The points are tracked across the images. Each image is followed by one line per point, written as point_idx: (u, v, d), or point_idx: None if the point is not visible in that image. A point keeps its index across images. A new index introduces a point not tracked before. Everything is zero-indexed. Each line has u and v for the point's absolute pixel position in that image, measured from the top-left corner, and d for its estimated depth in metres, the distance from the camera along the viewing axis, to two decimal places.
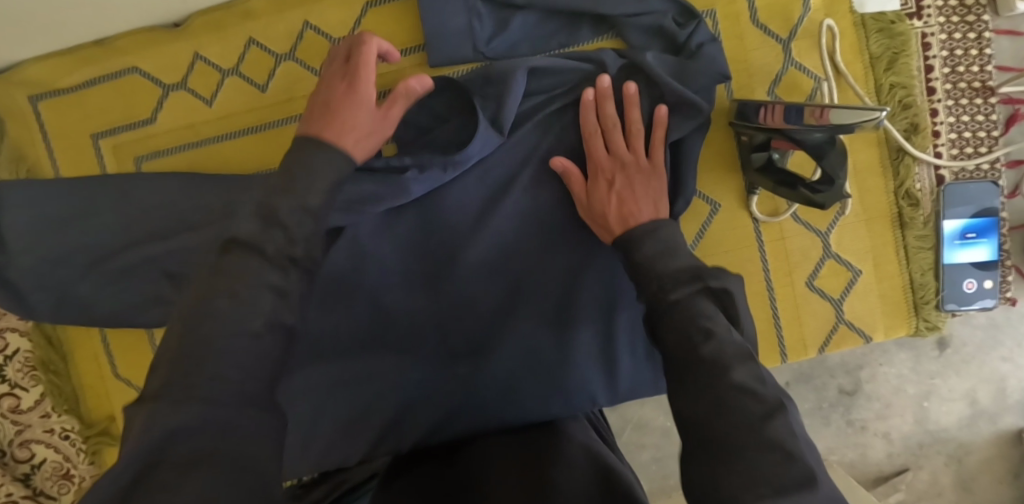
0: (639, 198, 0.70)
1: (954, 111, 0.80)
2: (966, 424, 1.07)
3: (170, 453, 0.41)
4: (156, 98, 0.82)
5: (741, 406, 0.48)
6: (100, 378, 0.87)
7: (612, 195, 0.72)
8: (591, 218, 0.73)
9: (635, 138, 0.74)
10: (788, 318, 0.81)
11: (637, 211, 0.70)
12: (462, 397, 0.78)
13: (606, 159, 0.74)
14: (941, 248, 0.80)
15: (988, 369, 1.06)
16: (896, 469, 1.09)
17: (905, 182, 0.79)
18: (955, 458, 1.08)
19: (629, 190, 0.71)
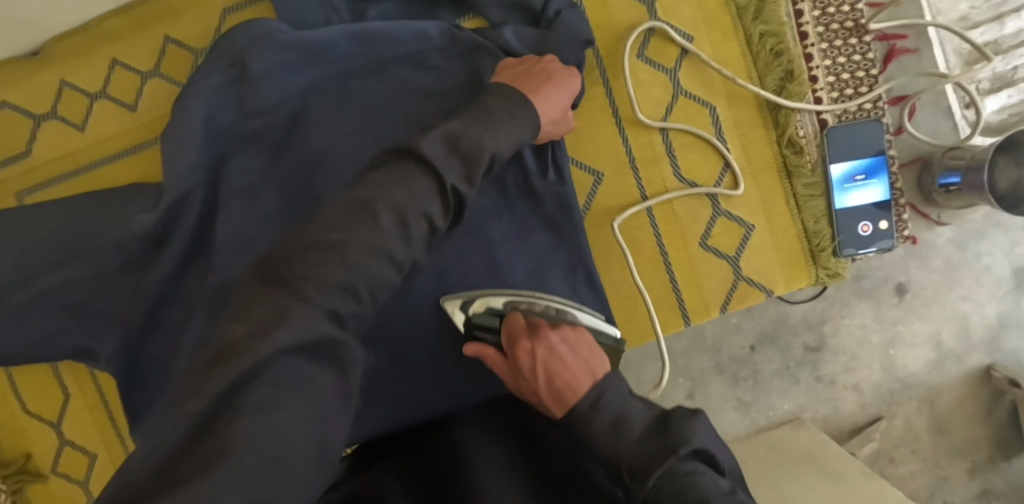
0: (571, 363, 0.60)
1: (830, 54, 0.78)
2: (934, 368, 1.07)
3: (270, 370, 0.42)
4: (29, 130, 0.81)
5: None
6: (11, 417, 0.86)
7: (537, 362, 0.61)
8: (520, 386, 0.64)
9: (523, 357, 0.63)
10: (687, 280, 0.80)
11: (572, 387, 0.58)
12: (394, 391, 0.76)
13: (528, 358, 0.62)
14: (831, 194, 0.79)
15: (950, 310, 1.06)
16: (870, 419, 1.08)
17: (785, 130, 0.78)
18: (928, 403, 1.07)
19: (558, 360, 0.61)
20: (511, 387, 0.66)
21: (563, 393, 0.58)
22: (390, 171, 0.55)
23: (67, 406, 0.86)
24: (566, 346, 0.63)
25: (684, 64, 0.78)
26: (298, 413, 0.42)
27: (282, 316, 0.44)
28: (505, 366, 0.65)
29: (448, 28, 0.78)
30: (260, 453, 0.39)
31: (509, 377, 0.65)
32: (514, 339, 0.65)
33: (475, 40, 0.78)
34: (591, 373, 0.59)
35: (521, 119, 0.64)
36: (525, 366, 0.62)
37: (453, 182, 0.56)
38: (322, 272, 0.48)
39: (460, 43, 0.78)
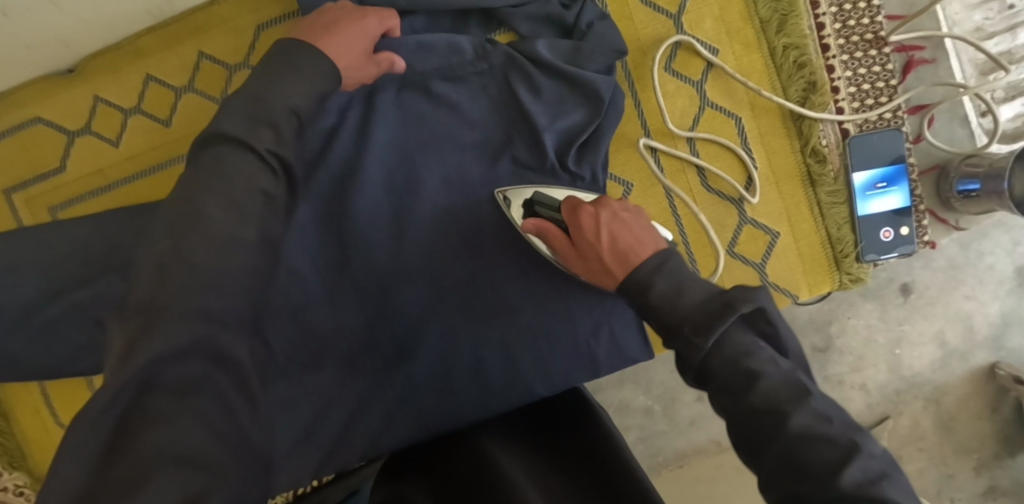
0: (632, 231, 0.64)
1: (850, 65, 0.80)
2: (939, 366, 1.09)
3: (165, 377, 0.43)
4: (62, 146, 0.82)
5: (820, 457, 0.45)
6: (44, 431, 0.87)
7: (601, 232, 0.65)
8: (574, 254, 0.70)
9: (583, 222, 0.67)
10: (715, 287, 0.81)
11: (631, 250, 0.61)
12: (431, 394, 0.78)
13: (591, 224, 0.66)
14: (854, 201, 0.81)
15: (954, 308, 1.08)
16: (877, 419, 1.10)
17: (809, 140, 0.80)
18: (934, 401, 1.09)
19: (622, 227, 0.65)
20: (577, 265, 0.71)
21: (628, 250, 0.61)
22: (207, 163, 0.55)
23: None
24: (627, 217, 0.66)
25: (710, 77, 0.80)
26: (203, 409, 0.43)
27: (156, 327, 0.45)
28: (568, 245, 0.71)
29: (480, 43, 0.79)
30: (169, 454, 0.40)
31: (573, 255, 0.70)
32: (572, 210, 0.69)
33: (506, 53, 0.79)
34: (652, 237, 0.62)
35: (308, 68, 0.63)
36: (586, 228, 0.67)
37: (267, 147, 0.57)
38: (210, 291, 0.48)
39: (490, 58, 0.79)
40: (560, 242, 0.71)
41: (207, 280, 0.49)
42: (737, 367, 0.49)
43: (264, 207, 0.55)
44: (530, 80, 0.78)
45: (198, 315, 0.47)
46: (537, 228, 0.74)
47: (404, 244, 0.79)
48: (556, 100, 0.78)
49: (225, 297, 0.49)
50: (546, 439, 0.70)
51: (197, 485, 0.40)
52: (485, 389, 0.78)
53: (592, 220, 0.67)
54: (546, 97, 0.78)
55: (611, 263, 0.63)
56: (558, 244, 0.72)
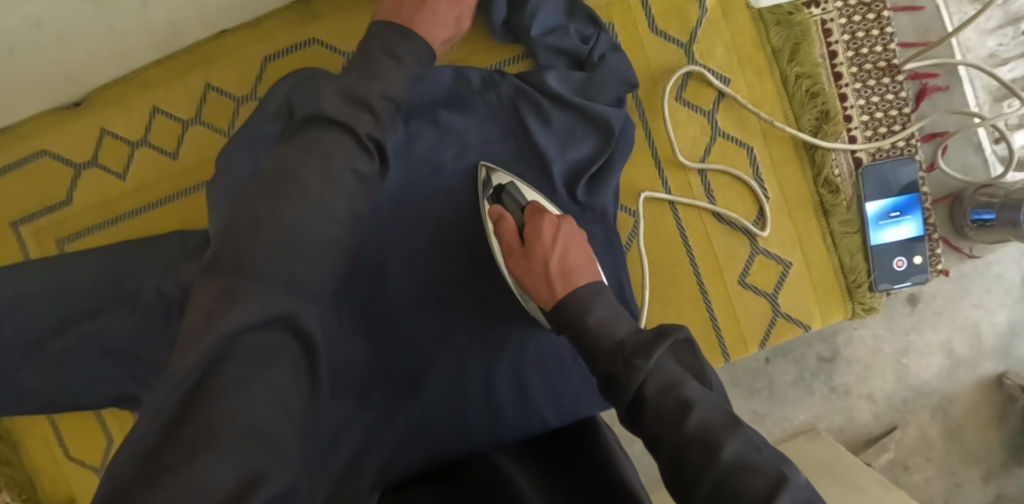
0: (578, 255, 0.69)
1: (864, 93, 0.80)
2: (946, 376, 1.08)
3: (240, 347, 0.47)
4: (69, 178, 0.82)
5: (746, 484, 0.50)
6: (54, 461, 0.87)
7: (556, 245, 0.70)
8: (513, 255, 0.72)
9: (544, 231, 0.71)
10: (725, 316, 0.81)
11: (577, 270, 0.68)
12: (442, 422, 0.77)
13: (548, 235, 0.70)
14: (867, 230, 0.80)
15: (961, 318, 1.07)
16: (885, 429, 1.09)
17: (822, 170, 0.79)
18: (941, 410, 1.09)
19: (575, 250, 0.70)
20: (515, 267, 0.71)
21: (572, 273, 0.67)
22: (300, 141, 0.56)
23: (109, 453, 0.87)
24: (576, 239, 0.71)
25: (721, 106, 0.79)
26: (274, 382, 0.48)
27: (238, 294, 0.48)
28: (517, 250, 0.71)
29: (489, 73, 0.79)
30: (238, 427, 0.44)
31: (518, 254, 0.71)
32: (538, 214, 0.71)
33: (516, 84, 0.78)
34: (591, 264, 0.70)
35: (413, 54, 0.65)
36: (546, 236, 0.70)
37: (368, 131, 0.58)
38: (293, 257, 0.52)
39: (500, 89, 0.79)
40: (508, 238, 0.72)
41: (297, 250, 0.52)
42: (669, 396, 0.55)
43: (356, 184, 0.57)
44: (540, 112, 0.77)
45: (281, 281, 0.51)
46: (494, 221, 0.74)
47: (417, 271, 0.78)
48: (564, 131, 0.77)
49: (306, 264, 0.52)
50: (556, 455, 0.74)
51: (253, 467, 0.44)
52: (495, 419, 0.78)
53: (548, 233, 0.71)
54: (556, 128, 0.77)
55: (554, 278, 0.68)
56: (504, 243, 0.73)
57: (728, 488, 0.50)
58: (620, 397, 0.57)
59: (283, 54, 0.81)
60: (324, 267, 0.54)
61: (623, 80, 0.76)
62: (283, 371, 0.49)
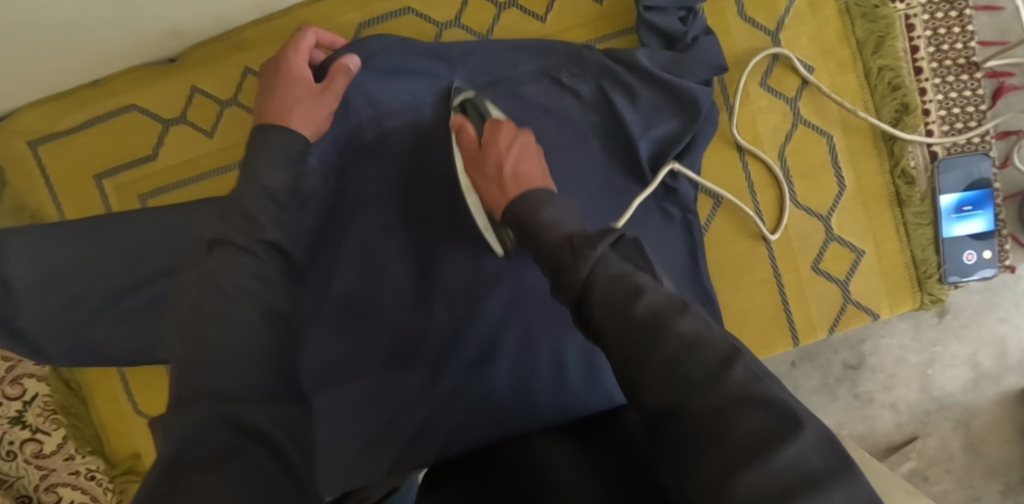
0: (527, 160, 0.74)
1: (942, 88, 0.82)
2: (970, 388, 1.11)
3: (190, 452, 0.47)
4: (156, 134, 0.83)
5: (696, 362, 0.46)
6: (121, 418, 0.88)
7: (509, 151, 0.74)
8: (471, 161, 0.76)
9: (501, 137, 0.75)
10: (796, 302, 0.82)
11: (528, 176, 0.73)
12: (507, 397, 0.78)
13: (502, 141, 0.75)
14: (940, 222, 0.82)
15: (987, 331, 1.10)
16: (906, 438, 1.12)
17: (899, 161, 0.81)
18: (963, 423, 1.10)
19: (526, 157, 0.74)
20: (473, 169, 0.76)
21: (520, 174, 0.72)
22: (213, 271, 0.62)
23: None
24: (529, 147, 0.75)
25: (804, 94, 0.81)
26: (243, 466, 0.47)
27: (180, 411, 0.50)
28: (474, 153, 0.76)
29: (576, 47, 0.79)
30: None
31: (477, 160, 0.76)
32: (496, 123, 0.76)
33: (602, 62, 0.79)
34: (541, 170, 0.74)
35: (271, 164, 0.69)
36: (501, 142, 0.75)
37: (252, 239, 0.64)
38: (224, 369, 0.55)
39: (586, 65, 0.80)
40: (469, 144, 0.77)
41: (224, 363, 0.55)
42: (616, 286, 0.52)
43: (261, 288, 0.63)
44: (628, 89, 0.79)
45: (220, 395, 0.53)
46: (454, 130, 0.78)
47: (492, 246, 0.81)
48: (649, 109, 0.78)
49: (237, 369, 0.55)
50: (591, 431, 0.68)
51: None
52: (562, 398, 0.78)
53: (501, 141, 0.75)
54: (643, 107, 0.79)
55: (507, 181, 0.73)
56: (462, 150, 0.77)
57: (674, 365, 0.46)
58: (573, 284, 0.56)
59: (376, 20, 0.82)
60: (250, 369, 0.56)
61: (714, 65, 0.77)
62: (248, 460, 0.48)
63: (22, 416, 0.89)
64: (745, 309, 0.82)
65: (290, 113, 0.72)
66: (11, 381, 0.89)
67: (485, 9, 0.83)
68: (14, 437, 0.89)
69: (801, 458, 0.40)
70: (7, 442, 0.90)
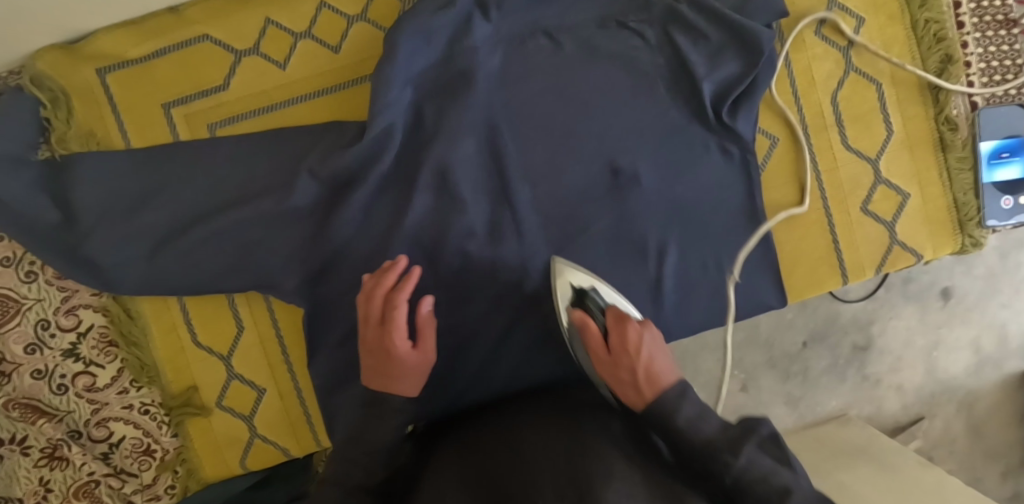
0: (657, 352, 0.68)
1: (982, 42, 0.86)
2: (974, 371, 1.20)
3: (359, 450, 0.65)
4: (227, 64, 0.85)
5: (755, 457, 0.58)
6: (179, 350, 0.89)
7: (641, 350, 0.67)
8: (607, 374, 0.69)
9: (630, 336, 0.69)
10: (846, 241, 0.86)
11: (663, 374, 0.66)
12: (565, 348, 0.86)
13: (631, 333, 0.69)
14: (979, 168, 0.86)
15: (989, 317, 1.19)
16: (912, 418, 1.20)
17: (944, 109, 0.85)
18: (967, 405, 1.20)
19: (657, 351, 0.68)
20: (606, 375, 0.69)
21: (656, 377, 0.66)
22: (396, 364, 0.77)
23: (239, 340, 0.89)
24: (654, 338, 0.70)
25: (856, 42, 0.85)
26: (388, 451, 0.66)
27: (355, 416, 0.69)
28: (603, 357, 0.69)
29: None
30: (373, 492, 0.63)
31: (605, 362, 0.69)
32: (622, 321, 0.70)
33: (670, 6, 0.82)
34: (670, 359, 0.68)
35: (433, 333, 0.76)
36: (631, 343, 0.68)
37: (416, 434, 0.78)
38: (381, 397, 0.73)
39: (653, 9, 0.82)
40: (596, 349, 0.70)
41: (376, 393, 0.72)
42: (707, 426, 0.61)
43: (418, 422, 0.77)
44: (695, 32, 0.81)
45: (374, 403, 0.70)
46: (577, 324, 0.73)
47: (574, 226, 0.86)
48: (715, 50, 0.81)
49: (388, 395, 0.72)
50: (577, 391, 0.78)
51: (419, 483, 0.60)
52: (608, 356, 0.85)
53: (624, 343, 0.68)
54: (709, 48, 0.82)
55: (642, 388, 0.66)
56: (590, 352, 0.71)
57: (714, 459, 0.59)
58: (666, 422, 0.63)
59: None
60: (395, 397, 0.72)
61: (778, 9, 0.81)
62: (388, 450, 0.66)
63: (76, 349, 0.89)
64: (798, 249, 0.86)
65: (397, 375, 0.70)
66: (65, 312, 0.89)
67: None
68: (66, 370, 0.89)
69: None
70: (58, 376, 0.89)
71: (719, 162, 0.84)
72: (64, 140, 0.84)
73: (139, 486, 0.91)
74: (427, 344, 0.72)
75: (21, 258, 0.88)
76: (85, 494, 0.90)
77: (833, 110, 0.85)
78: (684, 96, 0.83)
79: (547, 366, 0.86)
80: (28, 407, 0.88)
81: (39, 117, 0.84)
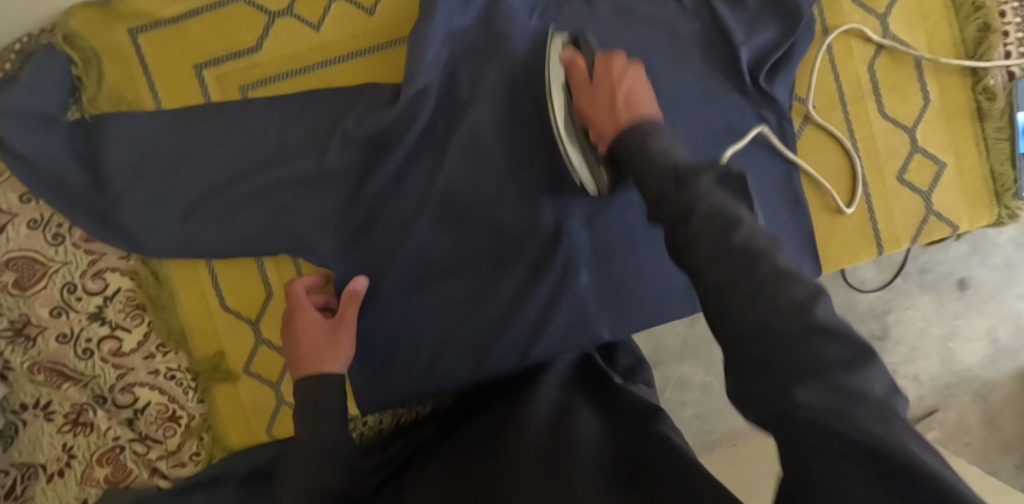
0: (635, 86, 0.74)
1: (1021, 12, 0.85)
2: (989, 362, 1.21)
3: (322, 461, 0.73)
4: (261, 26, 0.84)
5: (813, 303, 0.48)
6: (207, 314, 0.89)
7: (622, 79, 0.74)
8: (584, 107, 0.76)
9: (613, 67, 0.75)
10: (883, 212, 0.86)
11: (643, 103, 0.72)
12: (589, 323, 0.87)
13: (619, 65, 0.75)
14: (1016, 139, 0.85)
15: (1006, 307, 1.20)
16: (927, 410, 1.21)
17: (982, 79, 0.85)
18: (982, 397, 1.21)
19: (637, 84, 0.74)
20: (580, 98, 0.76)
21: (632, 101, 0.72)
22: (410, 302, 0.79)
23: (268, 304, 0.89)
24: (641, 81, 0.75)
25: (893, 10, 0.84)
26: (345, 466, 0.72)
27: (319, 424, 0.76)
28: (585, 83, 0.76)
29: None
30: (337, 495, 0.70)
31: (585, 87, 0.76)
32: (609, 56, 0.76)
33: None
34: (650, 99, 0.74)
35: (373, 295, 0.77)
36: (614, 72, 0.74)
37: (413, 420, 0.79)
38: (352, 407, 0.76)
39: None
40: (580, 80, 0.76)
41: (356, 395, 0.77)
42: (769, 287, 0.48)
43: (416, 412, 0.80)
44: None
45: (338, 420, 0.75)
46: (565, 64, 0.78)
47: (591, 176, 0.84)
48: (752, 15, 0.81)
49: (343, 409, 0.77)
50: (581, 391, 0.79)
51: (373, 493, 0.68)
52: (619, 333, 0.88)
53: (606, 74, 0.75)
54: (746, 13, 0.82)
55: (617, 109, 0.72)
56: (574, 82, 0.77)
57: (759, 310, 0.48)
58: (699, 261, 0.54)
59: None
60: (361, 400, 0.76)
61: None
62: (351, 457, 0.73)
63: (102, 312, 0.88)
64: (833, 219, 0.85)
65: (319, 353, 0.78)
66: (92, 275, 0.87)
67: None
68: (91, 333, 0.88)
69: (863, 387, 0.43)
70: (84, 340, 0.88)
71: (755, 129, 0.83)
72: (95, 100, 0.83)
73: (165, 452, 0.90)
74: (346, 315, 0.80)
75: (49, 220, 0.86)
76: (110, 460, 0.88)
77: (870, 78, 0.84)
78: (719, 62, 0.83)
79: (577, 331, 0.86)
80: (54, 371, 0.87)
81: (70, 76, 0.83)
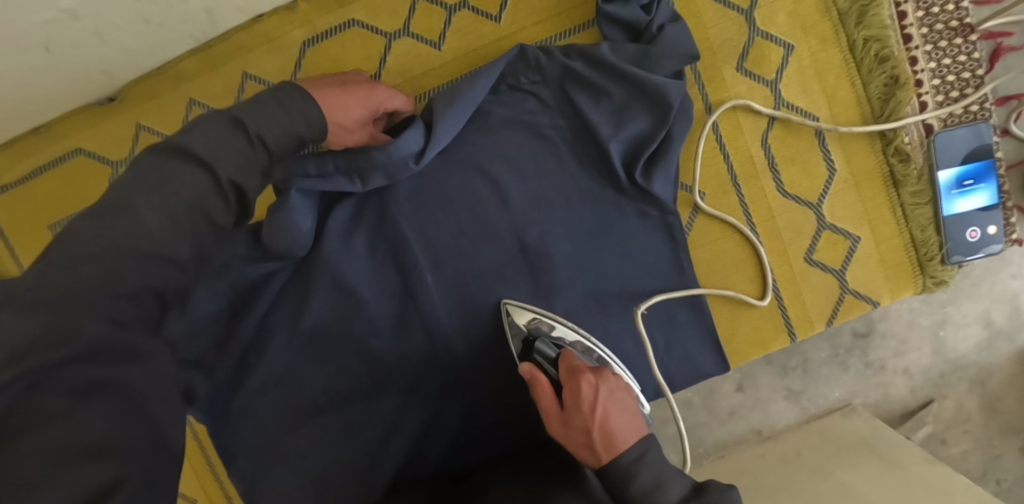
0: (613, 400, 0.62)
1: (934, 55, 0.75)
2: (983, 348, 0.97)
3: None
4: (106, 179, 0.79)
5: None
6: None
7: (597, 400, 0.61)
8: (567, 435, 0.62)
9: (583, 391, 0.62)
10: (790, 295, 0.78)
11: (621, 436, 0.59)
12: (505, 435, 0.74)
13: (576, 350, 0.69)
14: (939, 200, 0.76)
15: (999, 288, 0.95)
16: (921, 402, 0.99)
17: (893, 140, 0.75)
18: (980, 383, 0.98)
19: (613, 401, 0.62)
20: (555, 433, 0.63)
21: (615, 431, 0.59)
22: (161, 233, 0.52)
23: None
24: (620, 391, 0.63)
25: (784, 76, 0.75)
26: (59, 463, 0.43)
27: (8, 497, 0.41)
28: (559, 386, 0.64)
29: (535, 50, 0.73)
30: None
31: (557, 417, 0.63)
32: (574, 370, 0.64)
33: (562, 63, 0.73)
34: (632, 415, 0.62)
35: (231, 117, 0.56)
36: (585, 399, 0.61)
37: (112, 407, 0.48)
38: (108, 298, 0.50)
39: (544, 68, 0.74)
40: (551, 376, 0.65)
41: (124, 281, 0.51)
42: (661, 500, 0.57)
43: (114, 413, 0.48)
44: (594, 91, 0.73)
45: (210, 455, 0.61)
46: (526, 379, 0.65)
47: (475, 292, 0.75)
48: (620, 107, 0.73)
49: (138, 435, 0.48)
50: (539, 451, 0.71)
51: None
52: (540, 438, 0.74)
53: (574, 413, 0.61)
54: (621, 104, 0.73)
55: (597, 444, 0.59)
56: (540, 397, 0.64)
57: None
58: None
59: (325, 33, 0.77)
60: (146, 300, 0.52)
61: (685, 56, 0.71)
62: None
63: None
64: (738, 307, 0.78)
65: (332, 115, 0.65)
66: None
67: (435, 14, 0.77)
68: None
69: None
70: None
71: (641, 224, 0.76)
72: None
73: None
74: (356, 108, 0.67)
75: None
76: None
77: (765, 155, 0.76)
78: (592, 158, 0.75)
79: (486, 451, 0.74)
80: None
81: None
